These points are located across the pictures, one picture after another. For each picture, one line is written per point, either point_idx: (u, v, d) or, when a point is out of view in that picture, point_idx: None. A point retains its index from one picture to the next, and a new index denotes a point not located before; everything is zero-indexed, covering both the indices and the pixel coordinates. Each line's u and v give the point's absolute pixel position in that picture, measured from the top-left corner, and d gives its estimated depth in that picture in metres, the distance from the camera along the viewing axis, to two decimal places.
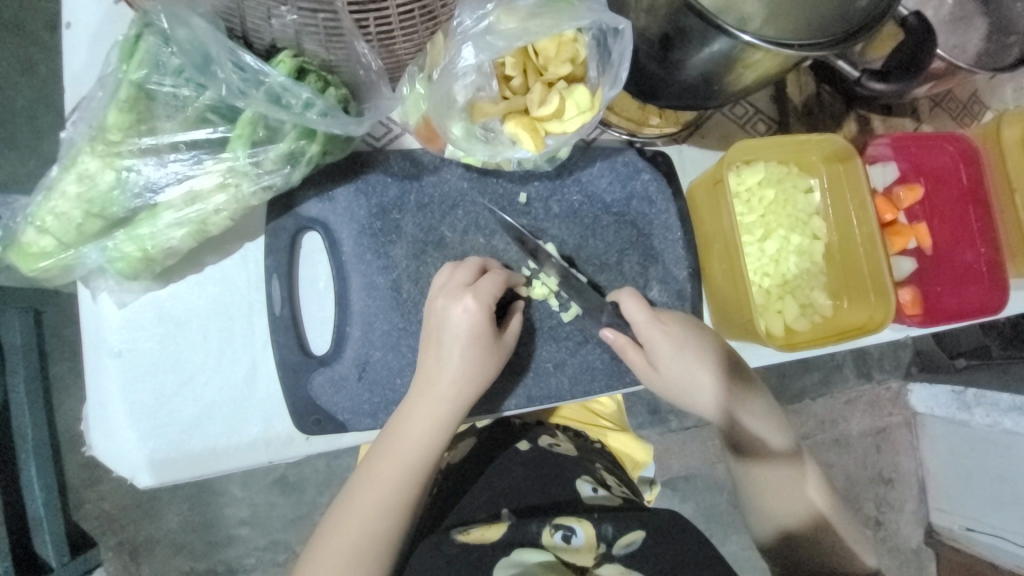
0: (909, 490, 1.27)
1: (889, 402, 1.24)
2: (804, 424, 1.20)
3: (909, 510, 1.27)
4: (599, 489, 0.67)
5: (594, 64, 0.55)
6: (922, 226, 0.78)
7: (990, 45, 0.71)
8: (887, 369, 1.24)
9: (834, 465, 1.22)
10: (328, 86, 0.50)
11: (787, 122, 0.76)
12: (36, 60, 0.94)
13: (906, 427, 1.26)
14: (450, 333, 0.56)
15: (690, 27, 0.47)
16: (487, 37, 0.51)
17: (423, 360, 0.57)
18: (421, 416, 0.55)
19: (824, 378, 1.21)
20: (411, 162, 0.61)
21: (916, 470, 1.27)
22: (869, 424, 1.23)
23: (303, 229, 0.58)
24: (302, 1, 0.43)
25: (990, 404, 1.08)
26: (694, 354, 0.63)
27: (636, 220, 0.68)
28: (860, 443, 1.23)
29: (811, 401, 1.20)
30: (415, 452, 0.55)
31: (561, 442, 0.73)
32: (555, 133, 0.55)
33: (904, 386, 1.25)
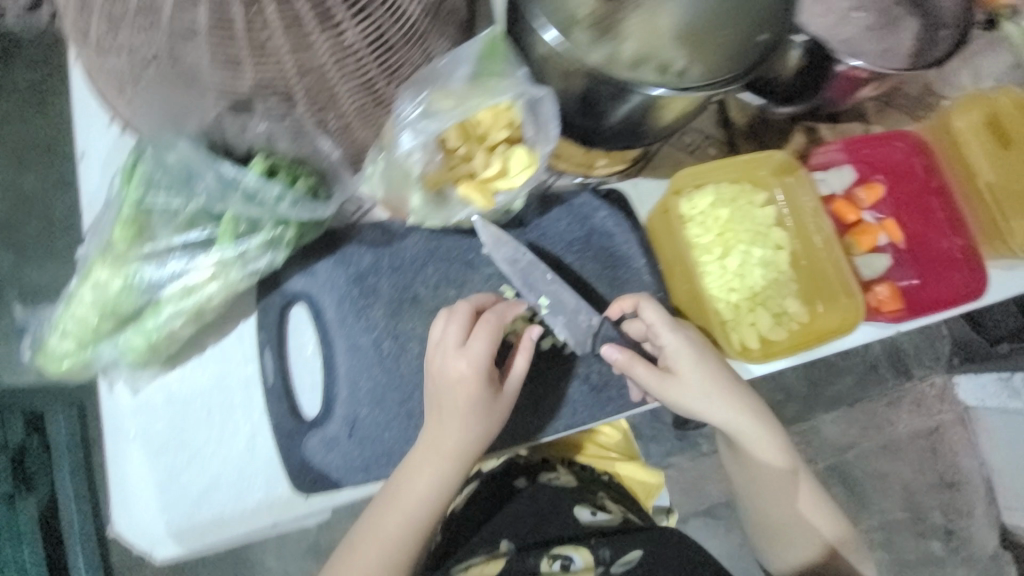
0: (976, 491, 1.37)
1: (937, 399, 1.37)
2: (849, 432, 1.34)
3: (980, 513, 1.37)
4: (597, 512, 0.72)
5: (530, 125, 0.61)
6: (890, 221, 0.79)
7: (921, 44, 0.75)
8: (928, 365, 1.37)
9: (888, 472, 1.35)
10: (298, 178, 0.58)
11: (735, 143, 0.81)
12: (67, 176, 1.08)
13: (960, 423, 1.37)
14: (452, 393, 0.58)
15: (600, 93, 0.57)
16: (424, 121, 0.57)
17: (430, 419, 0.59)
18: (421, 476, 0.58)
19: (859, 381, 1.34)
20: (381, 232, 0.67)
21: (980, 469, 1.38)
22: (919, 425, 1.36)
23: (288, 304, 0.64)
24: (271, 112, 0.51)
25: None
26: (717, 368, 0.65)
27: (599, 254, 0.73)
28: (913, 446, 1.36)
29: (853, 405, 1.34)
30: (418, 500, 0.58)
31: (561, 475, 0.75)
32: (503, 190, 0.62)
33: (950, 379, 1.37)
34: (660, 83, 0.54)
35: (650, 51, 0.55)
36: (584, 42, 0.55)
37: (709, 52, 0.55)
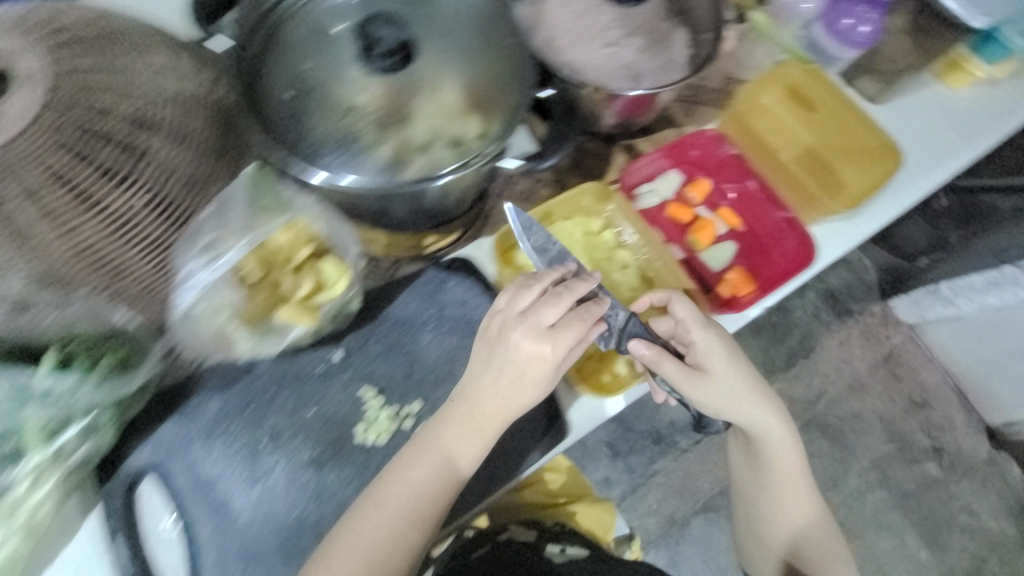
0: (949, 401, 1.43)
1: (881, 325, 1.44)
2: (813, 383, 1.40)
3: (961, 422, 1.42)
4: (564, 549, 0.86)
5: (328, 236, 0.61)
6: (723, 210, 0.84)
7: (693, 49, 0.82)
8: (863, 297, 1.45)
9: (862, 411, 1.41)
10: (101, 357, 0.57)
11: (563, 179, 0.84)
12: None
13: (911, 341, 1.44)
14: (489, 387, 0.60)
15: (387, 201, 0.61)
16: (211, 267, 0.55)
17: (447, 429, 0.61)
18: (417, 484, 0.60)
19: (807, 333, 1.43)
20: (223, 374, 0.65)
21: (946, 378, 1.43)
22: (873, 356, 1.42)
23: (135, 481, 0.61)
24: (52, 290, 0.52)
25: (969, 290, 1.17)
26: (724, 360, 0.69)
27: (456, 325, 0.73)
28: (875, 378, 1.42)
29: (807, 359, 1.41)
30: (412, 503, 0.59)
31: (520, 532, 0.89)
32: (326, 301, 0.62)
33: (888, 304, 1.44)
34: (453, 157, 0.61)
35: (437, 130, 0.62)
36: (376, 135, 0.60)
37: (495, 114, 0.63)
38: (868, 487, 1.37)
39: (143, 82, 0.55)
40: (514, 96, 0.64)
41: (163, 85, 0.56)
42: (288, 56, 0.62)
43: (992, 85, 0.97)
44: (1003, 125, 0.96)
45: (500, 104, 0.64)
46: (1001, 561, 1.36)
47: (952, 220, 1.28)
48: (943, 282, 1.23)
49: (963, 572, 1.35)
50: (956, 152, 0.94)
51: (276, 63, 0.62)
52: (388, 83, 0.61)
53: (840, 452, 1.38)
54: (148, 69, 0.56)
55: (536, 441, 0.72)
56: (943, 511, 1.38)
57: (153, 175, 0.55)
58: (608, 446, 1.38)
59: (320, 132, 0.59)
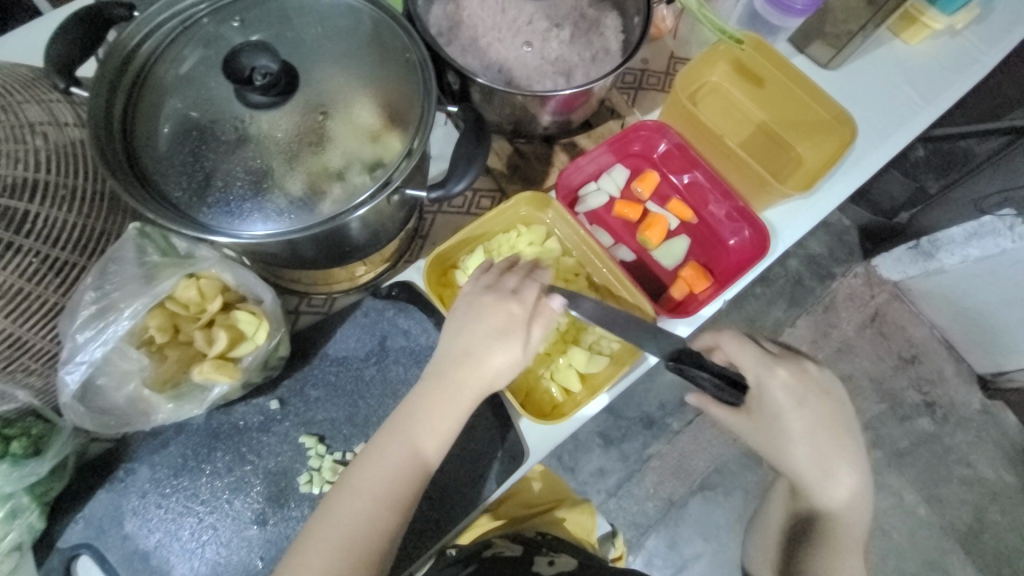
0: (939, 355, 1.39)
1: (865, 286, 1.39)
2: (800, 350, 1.36)
3: (952, 374, 1.38)
4: (554, 559, 0.79)
5: (239, 285, 0.58)
6: (673, 203, 0.79)
7: (625, 34, 0.77)
8: (845, 259, 1.41)
9: (852, 374, 1.36)
10: (12, 439, 0.53)
11: (503, 187, 0.80)
12: None
13: (896, 299, 1.40)
14: (469, 350, 0.58)
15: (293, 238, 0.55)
16: (104, 336, 0.53)
17: (433, 392, 0.57)
18: (380, 459, 0.55)
19: (792, 301, 1.38)
20: (153, 435, 0.62)
21: (932, 334, 1.39)
22: (858, 318, 1.38)
23: (72, 557, 0.58)
24: None
25: (949, 243, 1.15)
26: (806, 393, 0.62)
27: (400, 354, 0.70)
28: (862, 339, 1.38)
29: (793, 327, 1.37)
30: (391, 475, 0.55)
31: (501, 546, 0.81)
32: (248, 352, 0.58)
33: (870, 263, 1.40)
34: (371, 181, 0.56)
35: (351, 155, 0.56)
36: (282, 166, 0.55)
37: (407, 130, 0.57)
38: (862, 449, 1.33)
39: (15, 135, 0.49)
40: (421, 105, 0.57)
41: (39, 136, 0.51)
42: (167, 91, 0.56)
43: (949, 36, 0.92)
44: (966, 76, 0.91)
45: (409, 116, 0.58)
46: (1003, 510, 1.32)
47: (932, 171, 1.18)
48: (925, 236, 1.23)
49: (966, 525, 1.30)
50: (916, 111, 0.90)
51: (153, 101, 0.55)
52: (282, 108, 0.54)
53: None
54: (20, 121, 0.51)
55: None
56: (944, 467, 1.33)
57: (41, 239, 0.49)
58: (600, 436, 1.29)
59: (217, 172, 0.54)
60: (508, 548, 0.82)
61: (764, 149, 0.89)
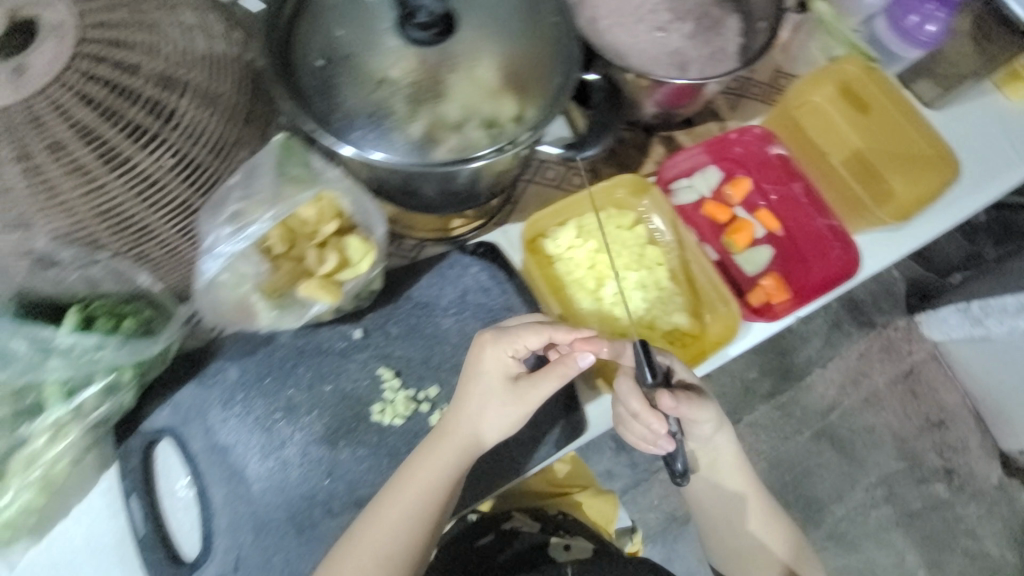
0: (967, 424, 1.35)
1: (904, 339, 1.36)
2: (826, 394, 1.33)
3: (976, 445, 1.35)
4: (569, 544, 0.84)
5: (357, 214, 0.61)
6: (761, 212, 0.80)
7: (744, 38, 0.77)
8: (887, 310, 1.36)
9: (875, 426, 1.33)
10: (124, 318, 0.57)
11: (597, 168, 0.81)
12: None
13: (933, 359, 1.37)
14: (468, 405, 0.59)
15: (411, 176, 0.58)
16: (237, 236, 0.56)
17: (445, 442, 0.59)
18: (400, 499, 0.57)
19: (828, 341, 1.35)
20: (245, 342, 0.65)
21: (964, 401, 1.36)
22: (892, 371, 1.35)
23: (153, 442, 0.60)
24: (81, 256, 0.54)
25: (1000, 311, 1.09)
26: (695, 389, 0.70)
27: (478, 310, 0.71)
28: (892, 394, 1.34)
29: (822, 369, 1.34)
30: (414, 508, 0.57)
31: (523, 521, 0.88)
32: (349, 278, 0.61)
33: (913, 320, 1.36)
34: (488, 139, 0.58)
35: (472, 108, 0.58)
36: (408, 110, 0.57)
37: (532, 97, 0.59)
38: (872, 503, 1.31)
39: (167, 39, 0.54)
40: (552, 78, 0.60)
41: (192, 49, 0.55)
42: (325, 18, 0.58)
43: None
44: None
45: (538, 83, 0.59)
46: None
47: (990, 237, 1.34)
48: (974, 300, 1.15)
49: None
50: (1011, 166, 0.88)
51: (310, 27, 0.58)
52: (422, 54, 0.56)
53: (847, 466, 1.31)
54: (159, 24, 0.54)
55: (551, 433, 0.71)
56: (949, 535, 1.31)
57: (180, 133, 0.54)
58: (614, 438, 1.29)
59: (353, 103, 0.57)
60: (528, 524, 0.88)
61: (855, 177, 0.85)
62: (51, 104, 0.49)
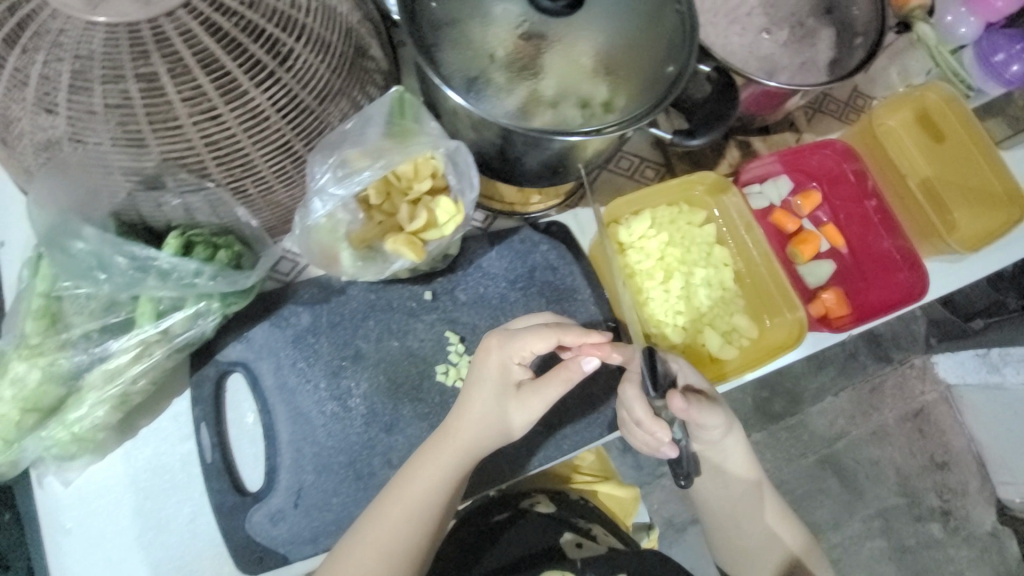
0: (969, 468, 1.36)
1: (918, 379, 1.35)
2: (835, 422, 1.31)
3: (974, 491, 1.35)
4: (583, 542, 0.79)
5: (452, 174, 0.60)
6: (829, 227, 0.81)
7: (838, 53, 0.77)
8: (905, 348, 1.35)
9: (881, 459, 1.32)
10: (218, 249, 0.58)
11: (671, 164, 0.81)
12: None
13: (944, 402, 1.36)
14: (475, 407, 0.59)
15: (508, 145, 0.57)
16: (337, 183, 0.58)
17: (445, 439, 0.59)
18: (405, 494, 0.57)
19: (841, 371, 1.33)
20: (319, 289, 0.66)
21: (969, 446, 1.36)
22: (902, 409, 1.33)
23: (226, 373, 0.62)
24: (185, 186, 0.55)
25: (1021, 360, 1.19)
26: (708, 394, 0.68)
27: (544, 287, 0.72)
28: (900, 430, 1.33)
29: (835, 397, 1.32)
30: (421, 502, 0.57)
31: (538, 503, 0.83)
32: (434, 239, 0.62)
33: (929, 359, 1.36)
34: (581, 119, 0.58)
35: (569, 87, 0.57)
36: (505, 82, 0.57)
37: (629, 86, 0.58)
38: (868, 534, 1.31)
39: None
40: (656, 65, 0.58)
41: None
42: None
43: None
44: None
45: (638, 70, 0.58)
46: None
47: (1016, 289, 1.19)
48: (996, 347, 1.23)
49: None
50: None
51: None
52: (531, 26, 0.56)
53: (848, 496, 1.30)
54: None
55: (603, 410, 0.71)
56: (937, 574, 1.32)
57: (294, 76, 0.53)
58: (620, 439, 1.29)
59: (456, 65, 0.57)
60: (543, 505, 0.83)
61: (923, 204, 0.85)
62: (178, 28, 0.48)
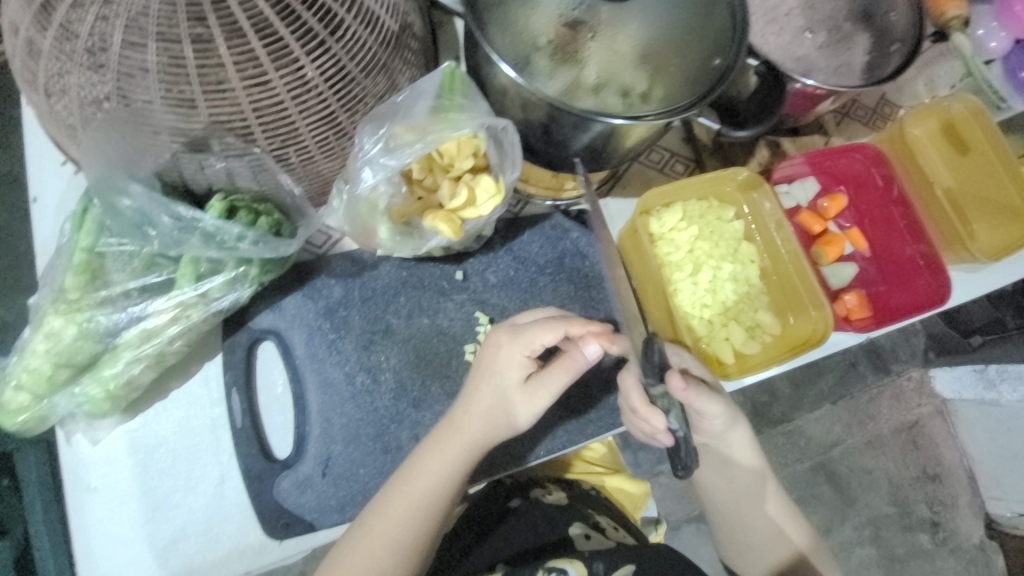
0: (959, 482, 1.38)
1: (915, 392, 1.36)
2: (831, 430, 1.32)
3: (964, 504, 1.37)
4: (592, 534, 0.74)
5: (494, 155, 0.61)
6: (854, 230, 0.82)
7: (873, 60, 0.77)
8: (904, 359, 1.35)
9: (874, 468, 1.34)
10: (259, 215, 0.57)
11: (702, 160, 0.82)
12: (15, 228, 1.08)
13: (939, 415, 1.37)
14: (480, 401, 0.58)
15: (554, 126, 0.58)
16: (384, 156, 0.58)
17: (450, 431, 0.58)
18: (413, 487, 0.57)
19: (840, 380, 1.33)
20: (352, 262, 0.66)
21: (960, 460, 1.38)
22: (899, 420, 1.35)
23: (257, 341, 0.62)
24: (229, 151, 0.53)
25: (1017, 377, 1.20)
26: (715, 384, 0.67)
27: (573, 274, 0.73)
28: (894, 440, 1.35)
29: (832, 405, 1.33)
30: (427, 494, 0.57)
31: (552, 492, 0.79)
32: (471, 218, 0.62)
33: (926, 373, 1.36)
34: (621, 107, 0.57)
35: (612, 73, 0.57)
36: (547, 66, 0.57)
37: (671, 77, 0.58)
38: (858, 541, 1.32)
39: None
40: (704, 57, 0.58)
41: None
42: None
43: None
44: None
45: (684, 60, 0.58)
46: None
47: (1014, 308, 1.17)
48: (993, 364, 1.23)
49: None
50: None
51: None
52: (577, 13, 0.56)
53: (840, 502, 1.32)
54: None
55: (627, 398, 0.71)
56: None
57: (344, 47, 0.52)
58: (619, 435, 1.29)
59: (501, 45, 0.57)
60: (554, 497, 0.78)
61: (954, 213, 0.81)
62: None
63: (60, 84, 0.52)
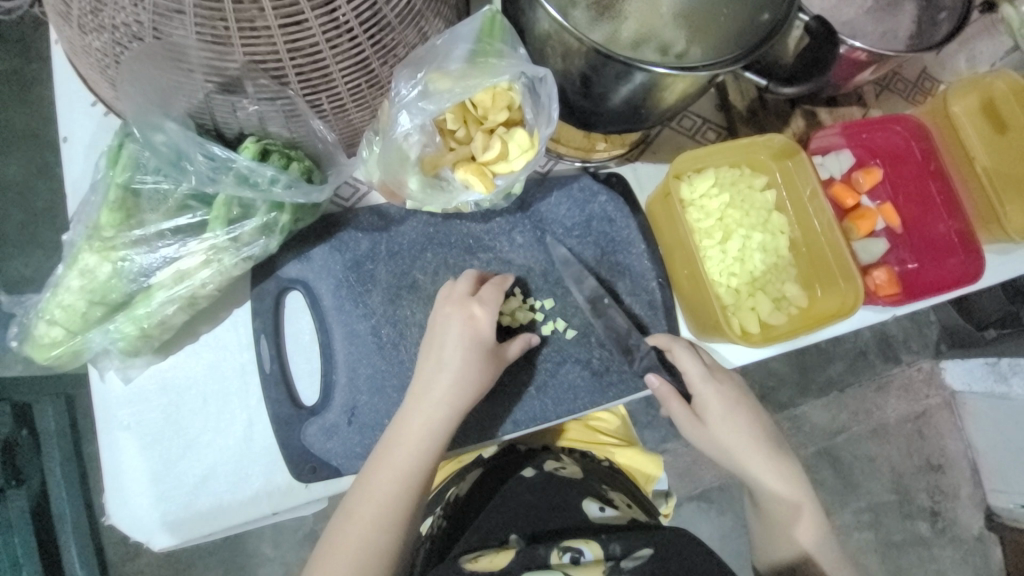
0: (962, 473, 1.37)
1: (923, 383, 1.35)
2: (838, 416, 1.31)
3: (965, 495, 1.37)
4: (606, 509, 0.70)
5: (529, 108, 0.60)
6: (887, 205, 0.80)
7: (921, 26, 0.74)
8: (915, 350, 1.34)
9: (877, 456, 1.34)
10: (291, 160, 0.57)
11: (734, 128, 0.80)
12: (34, 182, 1.09)
13: (947, 407, 1.36)
14: (441, 341, 0.60)
15: (590, 80, 0.55)
16: (420, 103, 0.57)
17: (441, 364, 0.60)
18: (412, 423, 0.57)
19: (850, 367, 1.32)
20: (378, 217, 0.66)
21: (964, 452, 1.37)
22: (906, 409, 1.34)
23: (285, 289, 0.63)
24: (262, 93, 0.51)
25: None
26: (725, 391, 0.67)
27: (600, 238, 0.72)
28: (900, 429, 1.34)
29: (841, 392, 1.31)
30: (425, 423, 0.57)
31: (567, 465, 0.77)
32: (503, 173, 0.61)
33: (937, 365, 1.35)
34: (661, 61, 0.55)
35: (651, 30, 0.57)
36: (583, 21, 0.56)
37: (712, 34, 0.56)
38: (856, 526, 1.33)
39: None
40: (751, 12, 0.55)
41: None
42: None
43: None
44: None
45: (728, 18, 0.56)
46: None
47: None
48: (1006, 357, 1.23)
49: None
50: None
51: None
52: None
53: (841, 487, 1.32)
54: None
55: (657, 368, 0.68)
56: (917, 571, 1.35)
57: None
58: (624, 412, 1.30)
59: None
60: (569, 469, 0.76)
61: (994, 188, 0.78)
62: None
63: (79, 18, 0.48)
